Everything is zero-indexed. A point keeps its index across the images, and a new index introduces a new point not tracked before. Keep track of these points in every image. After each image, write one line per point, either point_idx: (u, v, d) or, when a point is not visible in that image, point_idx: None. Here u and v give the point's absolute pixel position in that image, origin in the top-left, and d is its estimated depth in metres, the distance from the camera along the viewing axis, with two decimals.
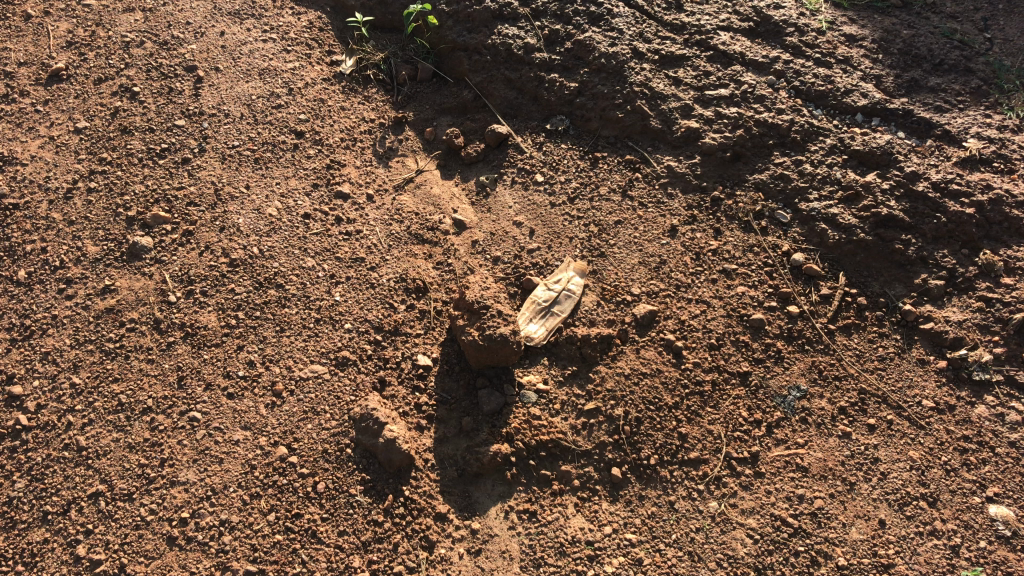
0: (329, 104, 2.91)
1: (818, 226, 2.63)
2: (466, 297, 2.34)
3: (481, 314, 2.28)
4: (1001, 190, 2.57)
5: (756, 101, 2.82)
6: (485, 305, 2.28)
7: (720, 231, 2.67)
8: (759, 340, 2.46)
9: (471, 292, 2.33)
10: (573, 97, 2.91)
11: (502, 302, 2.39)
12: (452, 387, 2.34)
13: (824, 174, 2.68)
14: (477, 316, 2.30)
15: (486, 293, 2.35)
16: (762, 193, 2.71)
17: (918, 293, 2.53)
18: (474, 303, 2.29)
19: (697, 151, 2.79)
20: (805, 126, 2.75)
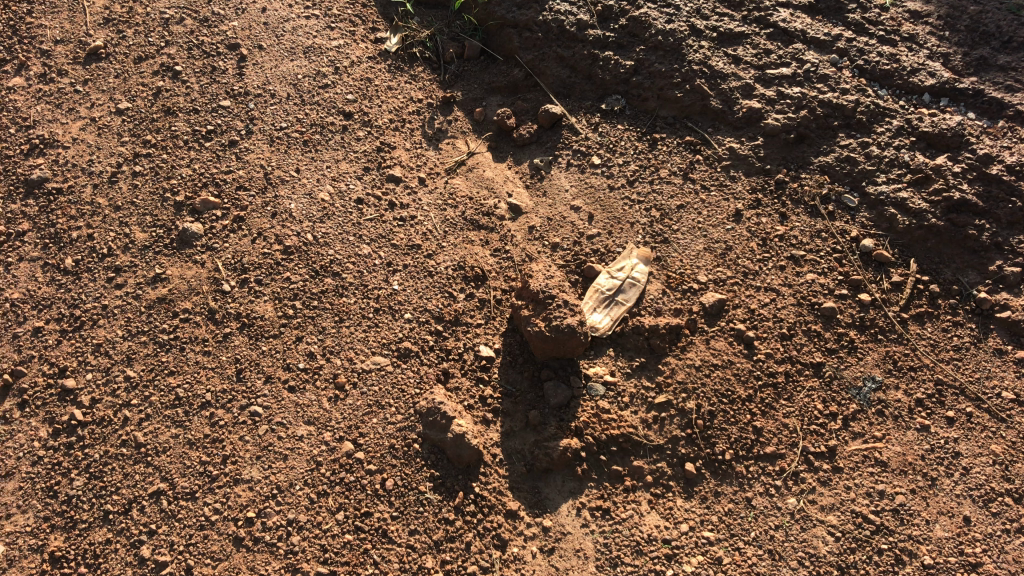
0: (376, 84, 2.81)
1: (887, 211, 2.55)
2: (530, 284, 2.27)
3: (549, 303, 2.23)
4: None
5: (819, 81, 2.73)
6: (552, 294, 2.23)
7: (786, 216, 2.59)
8: (831, 330, 2.38)
9: (538, 281, 2.26)
10: (629, 76, 2.81)
11: (567, 292, 2.31)
12: (517, 379, 2.26)
13: (892, 157, 2.61)
14: (544, 306, 2.23)
15: (553, 281, 2.28)
16: (828, 176, 2.64)
17: (993, 280, 2.45)
18: (542, 293, 2.23)
19: (759, 132, 2.70)
20: (871, 107, 2.68)
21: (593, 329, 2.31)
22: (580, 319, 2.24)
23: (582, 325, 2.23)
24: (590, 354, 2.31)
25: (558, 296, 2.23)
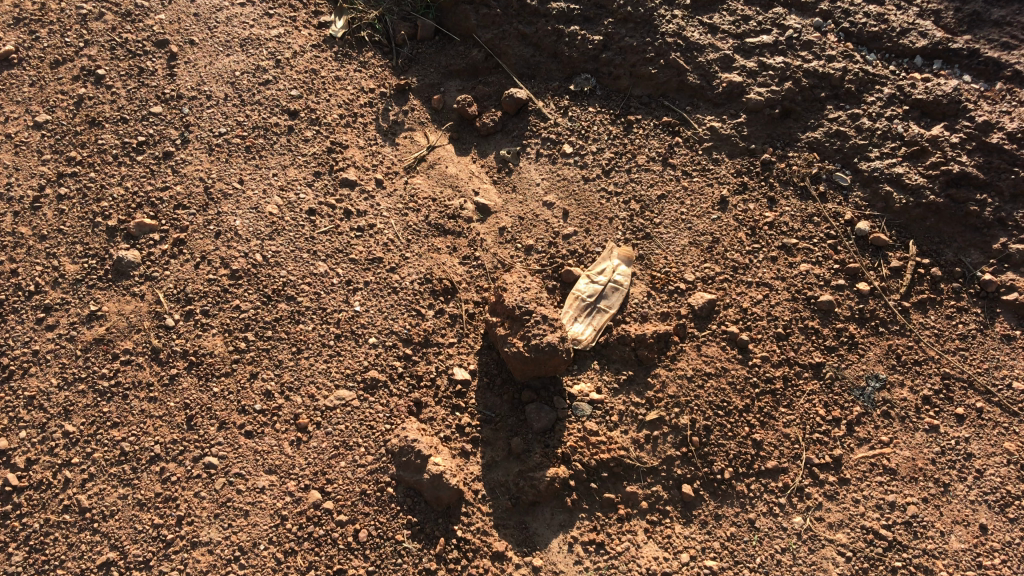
0: (323, 75, 2.56)
1: (882, 189, 2.37)
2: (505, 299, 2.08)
3: (527, 321, 2.04)
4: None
5: (803, 48, 2.52)
6: (529, 311, 2.05)
7: (774, 200, 2.40)
8: (830, 325, 2.22)
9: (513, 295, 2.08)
10: (598, 52, 2.58)
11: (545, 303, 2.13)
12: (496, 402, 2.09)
13: (885, 129, 2.42)
14: (522, 323, 2.05)
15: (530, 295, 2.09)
16: (817, 154, 2.45)
17: (998, 259, 2.28)
18: (518, 311, 2.05)
19: (741, 108, 2.50)
20: (859, 74, 2.47)
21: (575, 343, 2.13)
22: (561, 335, 2.06)
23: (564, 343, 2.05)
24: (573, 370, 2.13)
25: (535, 312, 2.05)
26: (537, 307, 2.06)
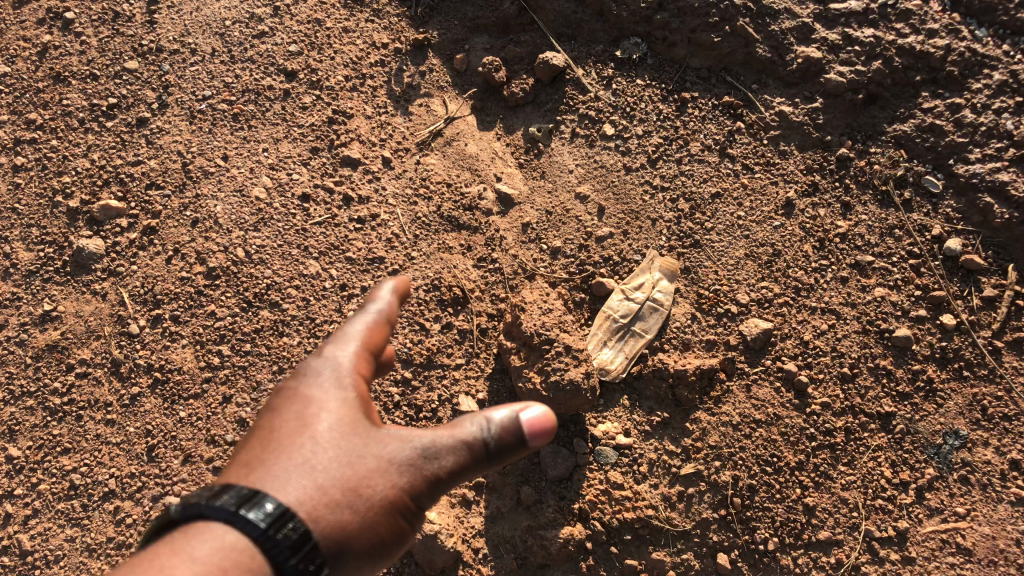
0: (327, 26, 2.21)
1: (981, 199, 1.99)
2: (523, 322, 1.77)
3: (546, 352, 1.74)
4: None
5: (899, 18, 2.09)
6: (551, 340, 1.73)
7: (849, 206, 2.04)
8: (905, 366, 1.89)
9: (533, 318, 1.77)
10: (652, 12, 2.18)
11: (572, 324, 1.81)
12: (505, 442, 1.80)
13: (990, 125, 2.00)
14: (541, 353, 1.74)
15: (552, 317, 1.78)
16: (905, 151, 2.07)
17: None
18: (538, 338, 1.74)
19: (818, 90, 2.11)
20: (965, 55, 2.04)
21: (603, 372, 1.84)
22: (587, 370, 1.75)
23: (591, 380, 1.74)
24: (599, 406, 1.84)
25: (557, 341, 1.73)
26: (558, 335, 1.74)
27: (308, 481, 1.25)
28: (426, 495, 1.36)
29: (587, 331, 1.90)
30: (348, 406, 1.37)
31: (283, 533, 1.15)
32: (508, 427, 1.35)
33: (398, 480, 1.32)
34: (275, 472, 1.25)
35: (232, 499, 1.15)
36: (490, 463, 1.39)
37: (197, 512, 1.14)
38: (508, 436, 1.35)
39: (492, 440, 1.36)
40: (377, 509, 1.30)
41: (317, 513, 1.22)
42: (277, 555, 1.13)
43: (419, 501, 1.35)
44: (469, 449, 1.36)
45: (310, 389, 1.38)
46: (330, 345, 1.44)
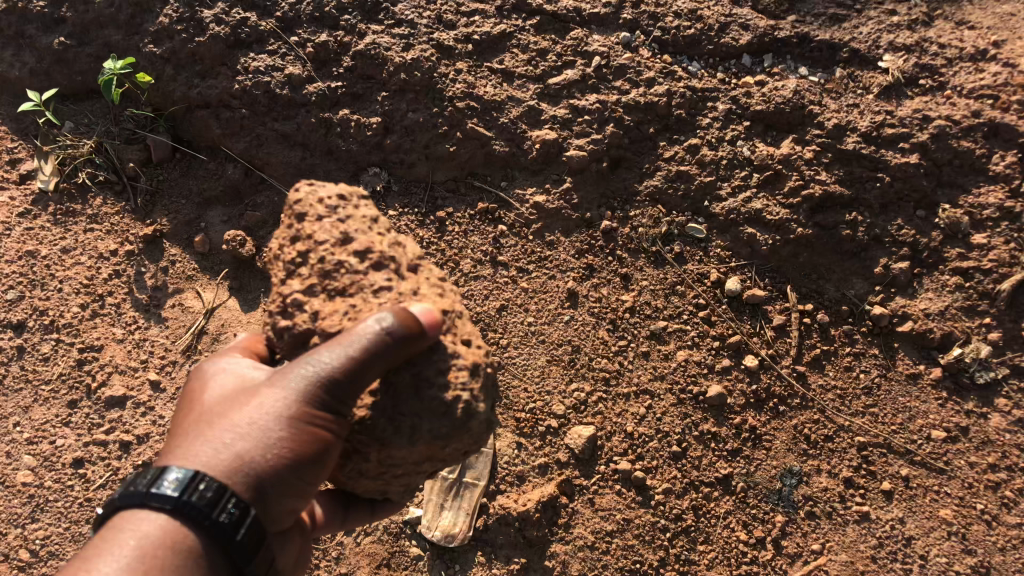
0: (44, 254, 2.14)
1: (743, 232, 2.06)
2: (284, 258, 1.32)
3: (332, 289, 1.25)
4: (966, 114, 2.04)
5: (617, 76, 2.14)
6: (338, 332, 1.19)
7: (627, 276, 2.07)
8: (726, 423, 1.93)
9: (301, 282, 1.28)
10: (382, 138, 2.14)
11: (393, 262, 1.27)
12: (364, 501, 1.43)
13: (729, 156, 2.09)
14: (320, 284, 1.26)
15: (335, 265, 1.25)
16: (663, 206, 2.11)
17: (882, 285, 2.03)
18: (320, 326, 1.21)
19: (565, 170, 2.12)
20: (687, 96, 2.12)
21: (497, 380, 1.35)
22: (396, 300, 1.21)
23: (475, 406, 1.20)
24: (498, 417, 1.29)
25: (326, 220, 1.30)
26: (346, 304, 1.22)
27: (217, 451, 1.12)
28: (329, 412, 1.14)
29: (419, 273, 1.33)
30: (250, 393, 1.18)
31: (204, 498, 1.06)
32: (409, 316, 1.12)
33: (282, 416, 1.13)
34: (199, 431, 1.16)
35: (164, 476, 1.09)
36: (407, 349, 1.12)
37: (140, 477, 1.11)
38: (414, 324, 1.12)
39: (398, 327, 1.10)
40: (281, 452, 1.13)
41: (239, 455, 1.11)
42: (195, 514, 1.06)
43: (327, 410, 1.13)
44: (360, 351, 1.10)
45: (209, 385, 1.28)
46: (207, 359, 1.36)
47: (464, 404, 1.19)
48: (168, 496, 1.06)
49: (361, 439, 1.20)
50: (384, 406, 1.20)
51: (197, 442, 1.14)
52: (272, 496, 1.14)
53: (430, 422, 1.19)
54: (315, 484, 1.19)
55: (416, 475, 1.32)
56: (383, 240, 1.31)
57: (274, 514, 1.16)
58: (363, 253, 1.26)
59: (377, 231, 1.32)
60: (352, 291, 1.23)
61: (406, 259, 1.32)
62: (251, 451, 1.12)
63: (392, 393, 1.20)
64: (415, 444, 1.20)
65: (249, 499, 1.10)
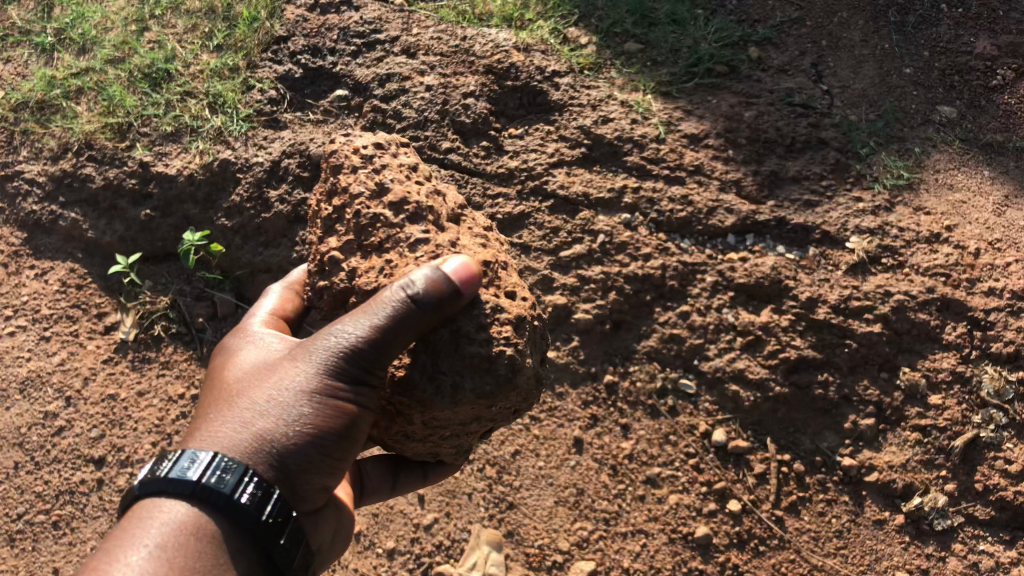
0: (122, 396, 2.50)
1: (728, 389, 2.36)
2: (324, 214, 1.60)
3: (369, 246, 1.51)
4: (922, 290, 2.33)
5: (618, 250, 2.48)
6: (374, 289, 1.44)
7: (627, 426, 2.39)
8: (710, 560, 2.24)
9: (338, 239, 1.55)
10: None
11: (429, 215, 1.53)
12: (410, 468, 1.82)
13: (716, 322, 2.40)
14: (356, 241, 1.53)
15: (370, 220, 1.51)
16: (658, 363, 2.42)
17: (852, 439, 2.30)
18: (359, 284, 1.47)
19: (573, 330, 2.45)
20: (679, 269, 2.45)
21: (540, 344, 1.59)
22: (435, 255, 1.45)
23: (518, 360, 1.43)
24: (539, 377, 1.53)
25: (360, 171, 1.57)
26: (382, 260, 1.47)
27: (245, 429, 1.37)
28: (351, 381, 1.38)
29: (460, 228, 1.59)
30: (275, 372, 1.43)
31: (230, 479, 1.31)
32: (436, 280, 1.34)
33: (306, 390, 1.38)
34: (229, 402, 1.42)
35: (192, 457, 1.33)
36: (427, 317, 1.35)
37: (171, 458, 1.35)
38: (439, 290, 1.34)
39: (420, 295, 1.34)
40: (304, 423, 1.37)
41: (265, 431, 1.36)
42: (217, 495, 1.30)
43: (348, 378, 1.38)
44: (382, 323, 1.34)
45: (239, 361, 1.54)
46: (235, 333, 1.64)
47: (507, 360, 1.42)
48: (193, 482, 1.31)
49: (407, 399, 1.45)
50: (424, 365, 1.43)
51: (227, 416, 1.40)
52: (298, 468, 1.37)
53: (473, 380, 1.42)
54: (341, 458, 1.44)
55: (457, 437, 1.58)
56: (419, 191, 1.57)
57: (303, 491, 1.40)
58: (401, 210, 1.51)
59: (412, 182, 1.59)
60: (389, 246, 1.48)
61: (445, 212, 1.58)
62: (274, 426, 1.37)
63: (432, 352, 1.44)
64: (459, 402, 1.43)
65: (274, 469, 1.35)
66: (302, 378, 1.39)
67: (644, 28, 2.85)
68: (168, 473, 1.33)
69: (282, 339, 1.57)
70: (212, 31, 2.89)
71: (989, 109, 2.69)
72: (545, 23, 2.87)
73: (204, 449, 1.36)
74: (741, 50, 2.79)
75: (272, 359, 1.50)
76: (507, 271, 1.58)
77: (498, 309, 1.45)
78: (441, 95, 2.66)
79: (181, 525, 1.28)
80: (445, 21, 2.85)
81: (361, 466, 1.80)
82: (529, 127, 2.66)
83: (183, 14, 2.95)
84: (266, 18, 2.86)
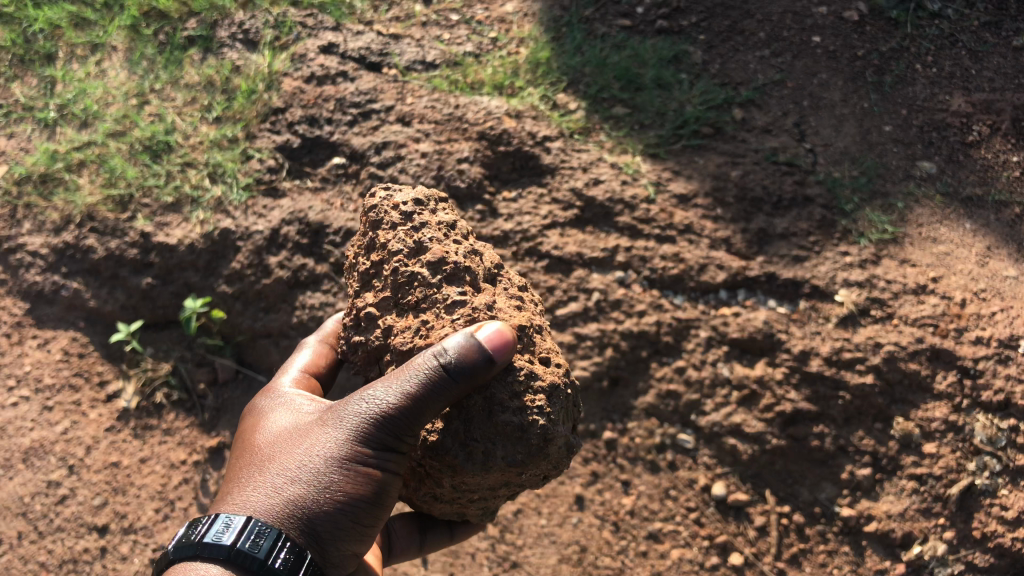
0: (125, 463, 2.55)
1: (726, 442, 2.41)
2: (362, 268, 1.66)
3: (405, 304, 1.55)
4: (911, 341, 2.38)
5: (613, 308, 2.53)
6: (409, 349, 1.49)
7: (627, 482, 2.46)
8: None
9: (374, 295, 1.61)
10: None
11: (466, 276, 1.55)
12: (439, 528, 1.85)
13: (711, 377, 2.46)
14: (392, 298, 1.58)
15: (408, 278, 1.55)
16: (656, 419, 2.48)
17: (850, 489, 2.34)
18: (394, 342, 1.53)
19: None
20: (674, 325, 2.50)
21: (574, 411, 1.60)
22: (470, 320, 1.48)
23: (550, 429, 1.43)
24: (573, 445, 1.53)
25: (399, 229, 1.61)
26: (418, 320, 1.52)
27: (276, 495, 1.41)
28: (380, 447, 1.42)
29: (496, 289, 1.61)
30: (306, 438, 1.47)
31: (263, 544, 1.34)
32: (469, 348, 1.36)
33: (335, 456, 1.42)
34: (261, 467, 1.47)
35: (226, 521, 1.37)
36: (458, 384, 1.37)
37: (205, 521, 1.39)
38: (472, 358, 1.36)
39: (451, 363, 1.36)
40: (334, 490, 1.41)
41: (294, 497, 1.40)
42: (249, 561, 1.33)
43: (378, 444, 1.42)
44: (411, 392, 1.37)
45: (271, 426, 1.59)
46: (261, 394, 1.74)
47: (539, 429, 1.42)
48: (228, 545, 1.34)
49: (437, 462, 1.48)
50: (457, 431, 1.46)
51: (260, 481, 1.44)
52: (327, 534, 1.40)
53: (504, 448, 1.43)
54: (370, 523, 1.47)
55: (488, 498, 1.60)
56: (458, 249, 1.60)
57: (333, 558, 1.43)
58: (438, 268, 1.54)
59: (450, 241, 1.61)
60: (425, 306, 1.53)
61: (481, 271, 1.60)
62: (303, 493, 1.40)
63: (465, 417, 1.46)
64: (490, 468, 1.44)
65: (302, 535, 1.38)
66: (332, 445, 1.42)
67: (631, 93, 2.95)
68: (204, 537, 1.36)
69: (315, 404, 1.62)
70: (212, 103, 2.97)
71: (967, 163, 2.76)
72: (535, 90, 2.96)
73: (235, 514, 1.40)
74: (725, 112, 2.88)
75: (304, 423, 1.54)
76: (542, 334, 1.59)
77: (532, 375, 1.46)
78: (436, 160, 2.74)
79: None
80: (438, 90, 2.94)
81: (391, 526, 1.84)
82: (522, 189, 2.73)
83: (183, 87, 3.04)
84: (264, 90, 2.95)
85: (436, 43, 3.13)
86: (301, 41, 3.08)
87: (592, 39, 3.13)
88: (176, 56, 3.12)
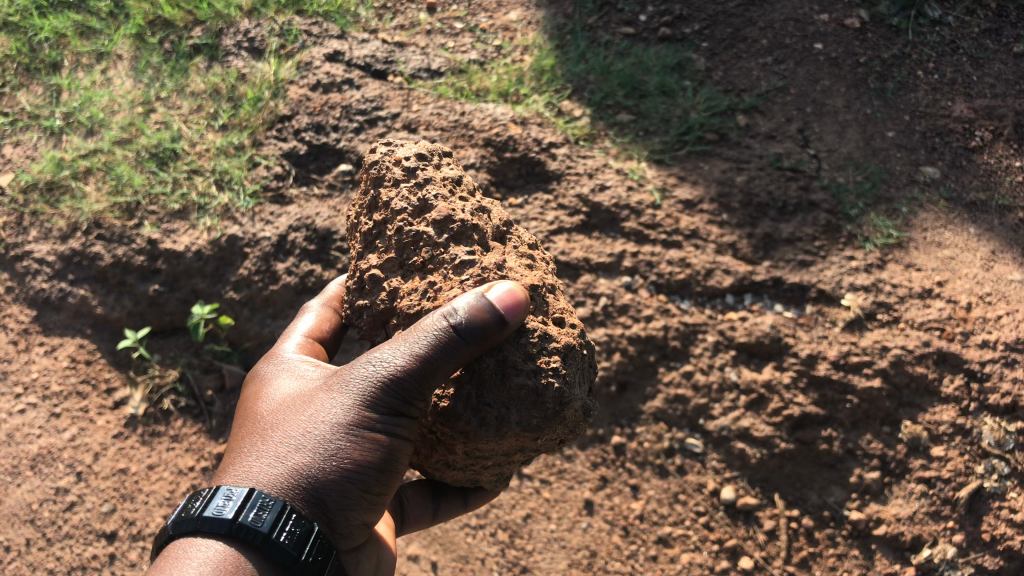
0: (133, 470, 2.54)
1: (735, 446, 2.42)
2: (364, 228, 1.65)
3: (412, 264, 1.56)
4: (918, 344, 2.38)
5: (620, 312, 2.54)
6: (416, 312, 1.50)
7: (636, 486, 2.46)
8: None
9: (379, 257, 1.61)
10: None
11: (476, 236, 1.56)
12: (453, 495, 1.84)
13: (719, 381, 2.45)
14: (398, 259, 1.58)
15: (413, 238, 1.56)
16: (664, 423, 2.49)
17: (858, 492, 2.34)
18: (400, 306, 1.53)
19: None
20: (681, 329, 2.51)
21: (591, 372, 1.60)
22: (479, 280, 1.48)
23: (565, 392, 1.43)
24: (589, 409, 1.53)
25: (402, 186, 1.61)
26: (426, 282, 1.53)
27: (281, 462, 1.40)
28: (388, 411, 1.41)
29: (507, 246, 1.61)
30: (311, 404, 1.46)
31: (266, 516, 1.33)
32: (480, 308, 1.36)
33: (343, 421, 1.41)
34: (266, 435, 1.46)
35: (227, 495, 1.36)
36: (468, 346, 1.37)
37: (207, 493, 1.38)
38: (483, 318, 1.36)
39: (462, 323, 1.36)
40: (341, 456, 1.40)
41: (300, 465, 1.39)
42: (251, 534, 1.32)
43: (386, 408, 1.41)
44: (420, 353, 1.37)
45: (274, 394, 1.58)
46: (265, 360, 1.74)
47: (554, 392, 1.42)
48: (229, 519, 1.33)
49: (449, 428, 1.49)
50: (469, 395, 1.46)
51: (265, 449, 1.43)
52: (336, 503, 1.40)
53: (518, 412, 1.44)
54: (379, 491, 1.46)
55: (502, 464, 1.61)
56: (465, 208, 1.59)
57: (342, 527, 1.42)
58: (444, 228, 1.55)
59: (455, 198, 1.62)
60: (432, 266, 1.53)
61: (490, 229, 1.60)
62: (310, 461, 1.39)
63: (477, 382, 1.46)
64: (503, 434, 1.45)
65: (309, 503, 1.37)
66: (339, 409, 1.42)
67: (635, 100, 2.96)
68: (204, 511, 1.35)
69: (320, 372, 1.62)
70: (218, 111, 2.98)
71: (970, 168, 2.78)
72: (540, 97, 2.98)
73: (240, 485, 1.39)
74: (730, 118, 2.90)
75: (308, 390, 1.53)
76: (555, 293, 1.59)
77: (546, 337, 1.46)
78: None
79: (219, 565, 1.30)
80: (443, 98, 2.95)
81: (403, 492, 1.84)
82: (528, 196, 2.74)
83: (188, 95, 3.04)
84: (270, 98, 2.96)
85: (440, 52, 3.15)
86: (307, 49, 3.09)
87: (596, 47, 3.15)
88: (182, 65, 3.13)
